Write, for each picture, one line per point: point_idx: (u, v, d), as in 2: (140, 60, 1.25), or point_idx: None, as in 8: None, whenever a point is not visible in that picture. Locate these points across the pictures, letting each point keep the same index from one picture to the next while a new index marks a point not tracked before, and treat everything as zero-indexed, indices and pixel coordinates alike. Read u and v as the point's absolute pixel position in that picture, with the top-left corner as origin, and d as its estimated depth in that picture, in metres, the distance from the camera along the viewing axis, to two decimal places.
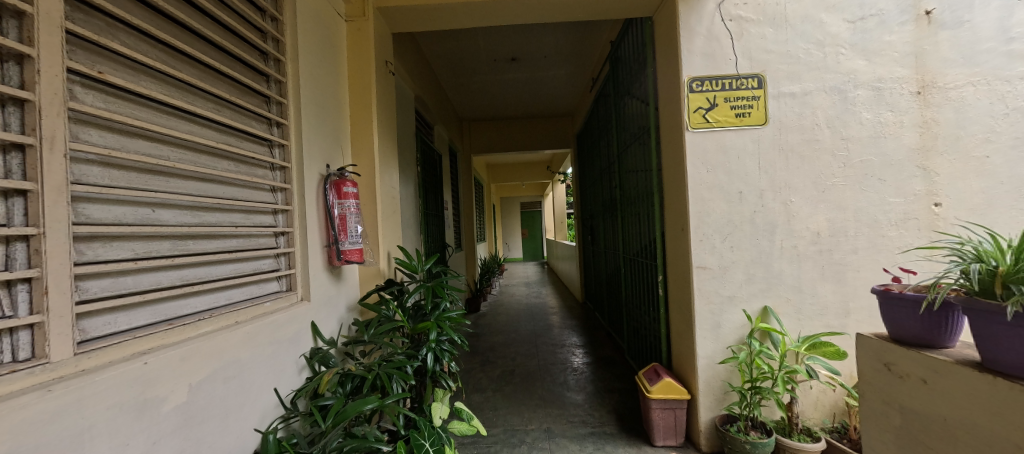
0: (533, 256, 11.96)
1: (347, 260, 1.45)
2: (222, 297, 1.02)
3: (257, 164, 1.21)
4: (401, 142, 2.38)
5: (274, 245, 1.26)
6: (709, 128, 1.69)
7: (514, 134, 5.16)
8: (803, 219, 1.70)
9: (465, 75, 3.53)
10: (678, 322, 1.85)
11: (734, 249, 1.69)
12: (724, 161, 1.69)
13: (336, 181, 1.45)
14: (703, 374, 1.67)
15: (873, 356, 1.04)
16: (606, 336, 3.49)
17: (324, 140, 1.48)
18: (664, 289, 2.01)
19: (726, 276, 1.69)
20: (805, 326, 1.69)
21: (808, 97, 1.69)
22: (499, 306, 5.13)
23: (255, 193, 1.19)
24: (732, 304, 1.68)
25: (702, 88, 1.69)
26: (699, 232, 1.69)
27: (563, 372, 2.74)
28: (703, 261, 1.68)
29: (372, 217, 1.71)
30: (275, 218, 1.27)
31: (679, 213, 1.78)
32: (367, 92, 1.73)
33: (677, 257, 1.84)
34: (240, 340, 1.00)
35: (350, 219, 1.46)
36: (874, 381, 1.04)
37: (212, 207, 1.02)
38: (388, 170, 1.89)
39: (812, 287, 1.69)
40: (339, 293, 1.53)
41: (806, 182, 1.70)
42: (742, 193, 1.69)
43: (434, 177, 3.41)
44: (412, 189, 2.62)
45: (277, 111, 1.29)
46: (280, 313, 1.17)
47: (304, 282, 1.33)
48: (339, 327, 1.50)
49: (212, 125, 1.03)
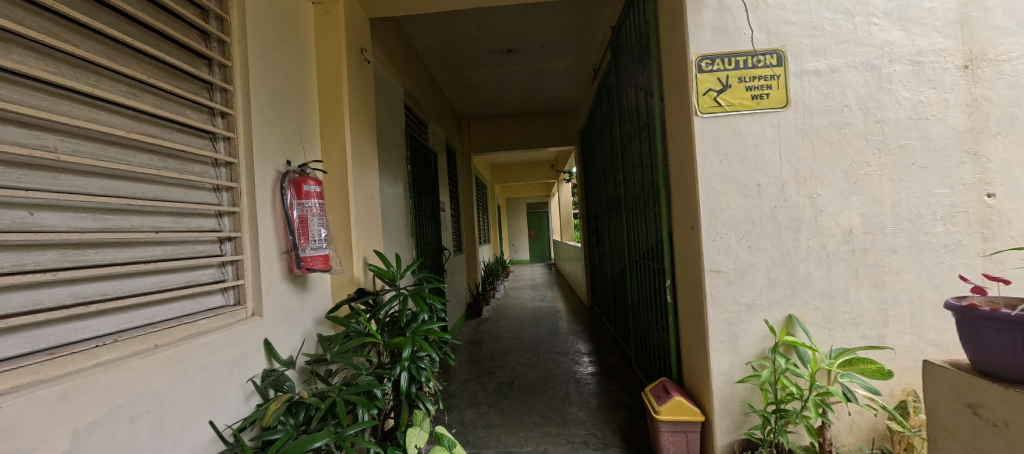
0: (540, 257, 11.75)
1: (309, 268, 1.29)
2: (138, 315, 0.87)
3: (195, 160, 1.05)
4: (385, 138, 2.21)
5: (218, 252, 1.10)
6: (722, 112, 1.48)
7: (515, 132, 4.98)
8: (832, 215, 1.48)
9: (459, 68, 3.37)
10: (689, 333, 1.65)
11: (752, 249, 1.48)
12: (739, 150, 1.48)
13: (296, 179, 1.29)
14: (718, 393, 1.46)
15: (953, 393, 0.89)
16: (613, 344, 3.28)
17: (282, 133, 1.33)
18: (672, 295, 1.80)
19: (743, 280, 1.48)
20: (836, 337, 1.47)
21: (835, 74, 1.48)
22: (502, 310, 4.95)
23: (192, 193, 1.04)
24: (751, 313, 1.47)
25: (713, 67, 1.49)
26: (712, 230, 1.48)
27: (565, 384, 2.55)
28: (716, 264, 1.48)
29: (344, 219, 1.55)
30: (220, 221, 1.12)
31: (689, 210, 1.57)
32: (338, 80, 1.57)
33: (686, 260, 1.63)
34: (157, 367, 0.84)
35: (313, 222, 1.29)
36: (952, 425, 0.88)
37: (126, 209, 0.86)
38: (364, 168, 1.73)
39: (844, 293, 1.47)
40: (305, 305, 1.37)
41: (835, 172, 1.48)
42: (760, 186, 1.48)
43: (427, 177, 3.24)
44: (399, 188, 2.46)
45: (222, 99, 1.14)
46: (219, 332, 1.01)
47: (255, 294, 1.17)
48: (303, 343, 1.34)
49: (127, 113, 0.88)
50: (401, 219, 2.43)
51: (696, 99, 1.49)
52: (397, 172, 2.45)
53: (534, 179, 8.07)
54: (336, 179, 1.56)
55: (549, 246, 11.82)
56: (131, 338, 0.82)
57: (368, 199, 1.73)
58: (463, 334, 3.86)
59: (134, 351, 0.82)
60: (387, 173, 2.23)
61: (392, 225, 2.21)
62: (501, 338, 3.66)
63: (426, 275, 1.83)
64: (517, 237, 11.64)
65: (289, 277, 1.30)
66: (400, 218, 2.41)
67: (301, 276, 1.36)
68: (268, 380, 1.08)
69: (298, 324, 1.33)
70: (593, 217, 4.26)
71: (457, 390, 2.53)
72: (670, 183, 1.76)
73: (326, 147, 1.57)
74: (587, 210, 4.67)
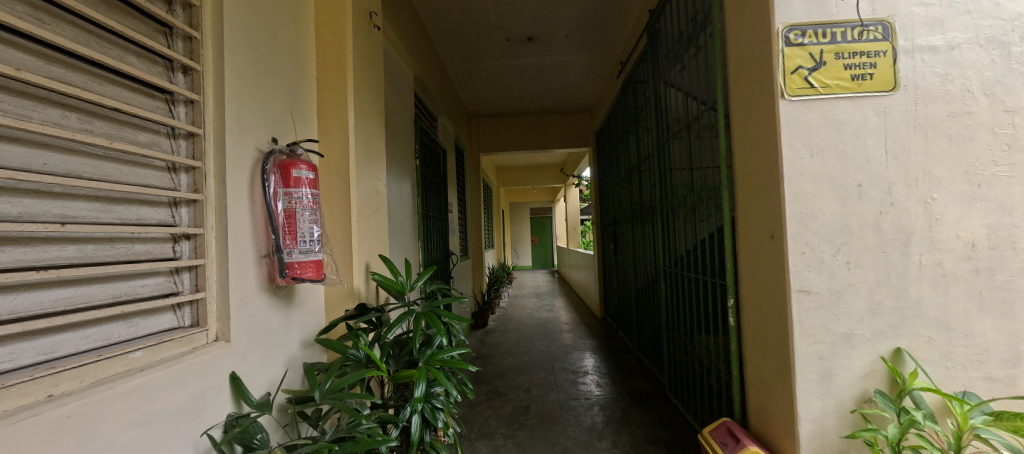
0: (544, 264, 11.46)
1: (296, 278, 0.98)
2: (29, 349, 0.58)
3: (141, 126, 0.77)
4: (394, 127, 1.93)
5: (171, 255, 0.81)
6: (814, 95, 1.20)
7: (528, 131, 4.70)
8: (950, 225, 1.19)
9: (474, 57, 3.11)
10: (760, 365, 1.34)
11: (851, 266, 1.18)
12: (836, 142, 1.20)
13: (284, 162, 0.99)
14: (806, 446, 1.16)
15: None
16: (636, 364, 2.96)
17: (267, 102, 1.04)
18: (735, 316, 1.49)
19: (840, 305, 1.18)
20: (954, 378, 1.18)
21: (954, 52, 1.20)
22: (508, 320, 4.63)
23: (133, 171, 0.75)
24: (850, 345, 1.17)
25: (803, 40, 1.21)
26: (800, 240, 1.18)
27: (589, 411, 2.24)
28: (806, 282, 1.18)
29: (344, 218, 1.26)
30: (175, 213, 0.83)
31: (766, 215, 1.27)
32: (341, 45, 1.29)
33: (759, 276, 1.32)
34: (43, 430, 0.55)
35: (303, 218, 0.99)
36: None
37: (16, 187, 0.57)
38: (372, 157, 1.44)
39: (964, 323, 1.18)
40: (289, 325, 1.08)
41: (953, 171, 1.20)
42: (861, 187, 1.19)
43: (436, 174, 2.95)
44: (406, 184, 2.16)
45: (185, 49, 0.86)
46: (163, 367, 0.72)
47: (221, 312, 0.87)
48: (285, 375, 1.03)
49: (28, 46, 0.60)
50: (407, 221, 2.13)
51: (782, 78, 1.21)
52: (405, 168, 2.16)
53: (542, 183, 7.82)
54: (336, 169, 1.27)
55: (553, 253, 11.51)
56: (2, 389, 0.52)
57: (374, 194, 1.43)
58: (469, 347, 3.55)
59: (5, 410, 0.52)
60: (394, 168, 1.93)
61: (398, 228, 1.91)
62: (510, 353, 3.35)
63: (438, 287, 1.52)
64: (521, 243, 11.34)
65: (270, 290, 1.00)
66: (407, 219, 2.11)
67: (286, 288, 1.06)
68: (232, 435, 0.77)
69: (279, 351, 1.03)
70: (609, 222, 3.97)
71: (465, 416, 2.21)
72: (736, 182, 1.47)
73: (324, 128, 1.28)
74: (602, 216, 4.38)
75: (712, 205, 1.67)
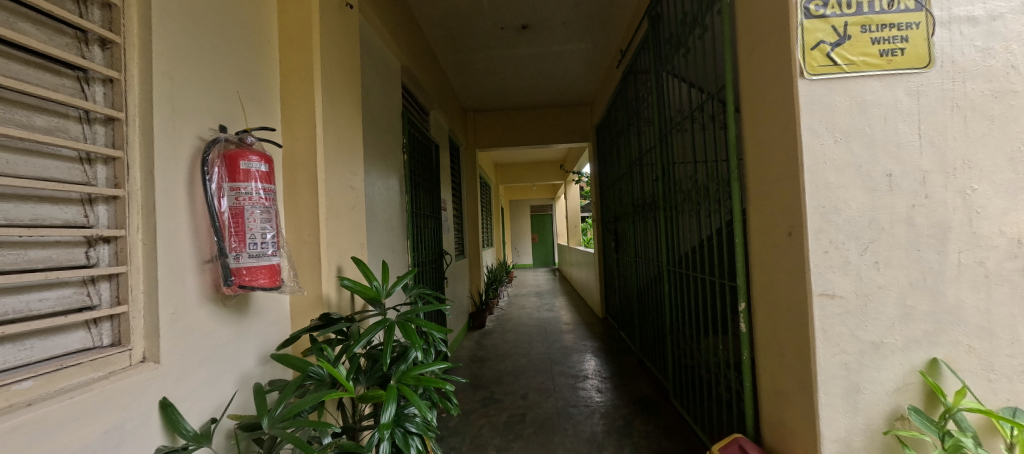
0: (544, 262, 11.33)
1: (244, 286, 0.86)
2: None
3: (43, 108, 0.63)
4: (374, 118, 1.80)
5: (85, 262, 0.68)
6: (838, 73, 1.06)
7: (525, 126, 4.56)
8: (993, 219, 1.04)
9: (467, 47, 2.97)
10: (775, 377, 1.20)
11: (880, 266, 1.04)
12: (862, 125, 1.05)
13: (230, 153, 0.86)
14: None
15: None
16: (638, 367, 2.83)
17: (214, 85, 0.91)
18: (747, 322, 1.35)
19: (868, 310, 1.04)
20: (997, 392, 1.04)
21: (997, 23, 1.06)
22: (507, 321, 4.50)
23: (34, 163, 0.61)
24: (880, 356, 1.03)
25: (825, 11, 1.07)
26: (822, 237, 1.04)
27: (589, 419, 2.11)
28: (829, 285, 1.04)
29: (312, 218, 1.13)
30: (90, 212, 0.70)
31: (783, 209, 1.13)
32: (307, 23, 1.15)
33: (774, 277, 1.18)
34: None
35: (253, 217, 0.87)
36: None
37: None
38: (348, 150, 1.31)
39: (1010, 330, 1.04)
40: (242, 338, 0.95)
41: (996, 158, 1.05)
42: (891, 177, 1.05)
43: (427, 171, 2.82)
44: (391, 180, 2.03)
45: (102, 19, 0.73)
46: (63, 398, 0.59)
47: (148, 327, 0.74)
48: (235, 397, 0.91)
49: None
50: (391, 220, 1.99)
51: (802, 54, 1.07)
52: (389, 163, 2.02)
53: (541, 180, 7.68)
54: (301, 162, 1.14)
55: (554, 251, 11.37)
56: None
57: (349, 190, 1.29)
58: (465, 350, 3.42)
59: None
60: (375, 163, 1.80)
61: (377, 227, 1.77)
62: (508, 356, 3.22)
63: (421, 292, 1.39)
64: (521, 241, 11.21)
65: (215, 299, 0.87)
66: (390, 218, 1.98)
67: (237, 297, 0.94)
68: None
69: (228, 369, 0.90)
70: (610, 219, 3.83)
71: (457, 426, 2.08)
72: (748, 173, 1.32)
73: (288, 116, 1.15)
74: (603, 213, 4.23)
75: (720, 199, 1.53)
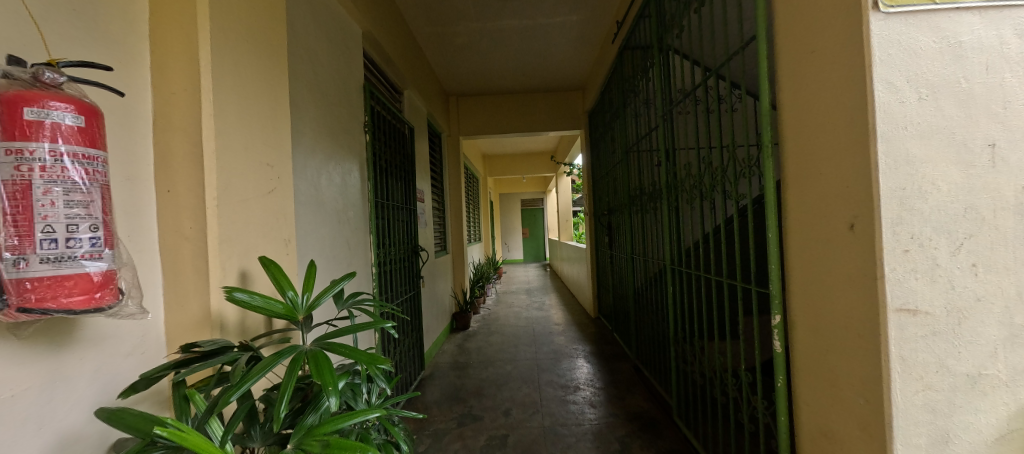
0: (534, 257, 11.08)
1: (28, 310, 0.52)
2: None
3: None
4: (317, 84, 1.46)
5: None
6: (929, 5, 0.76)
7: (512, 112, 4.22)
8: None
9: (444, 16, 2.62)
10: (823, 414, 0.92)
11: (978, 271, 0.76)
12: (958, 77, 0.76)
13: (9, 94, 0.52)
14: None
15: None
16: (635, 376, 2.55)
17: None
18: (783, 337, 1.07)
19: (961, 331, 0.76)
20: None
21: None
22: (493, 321, 4.21)
23: None
24: (978, 395, 0.76)
25: None
26: (904, 232, 0.76)
27: (581, 441, 1.83)
28: (911, 297, 0.76)
29: (195, 204, 0.80)
30: None
31: (844, 194, 0.84)
32: None
33: (827, 286, 0.90)
34: None
35: (50, 199, 0.53)
36: None
37: None
38: (263, 113, 0.97)
39: None
40: (61, 386, 0.62)
41: None
42: (996, 148, 0.76)
43: (399, 156, 2.48)
44: (345, 163, 1.69)
45: None
46: None
47: None
48: None
49: None
50: (343, 210, 1.65)
51: None
52: (343, 143, 1.68)
53: (531, 172, 7.36)
54: (178, 126, 0.80)
55: (544, 246, 11.10)
56: None
57: (263, 166, 0.95)
58: (445, 355, 3.11)
59: None
60: (318, 141, 1.45)
61: (320, 219, 1.43)
62: (491, 361, 2.92)
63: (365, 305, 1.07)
64: (511, 235, 10.90)
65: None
66: (342, 208, 1.64)
67: (49, 323, 0.61)
68: None
69: (26, 434, 0.58)
70: (603, 212, 3.53)
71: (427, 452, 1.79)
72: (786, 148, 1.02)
73: (162, 59, 0.81)
74: (595, 205, 3.95)
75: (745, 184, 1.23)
